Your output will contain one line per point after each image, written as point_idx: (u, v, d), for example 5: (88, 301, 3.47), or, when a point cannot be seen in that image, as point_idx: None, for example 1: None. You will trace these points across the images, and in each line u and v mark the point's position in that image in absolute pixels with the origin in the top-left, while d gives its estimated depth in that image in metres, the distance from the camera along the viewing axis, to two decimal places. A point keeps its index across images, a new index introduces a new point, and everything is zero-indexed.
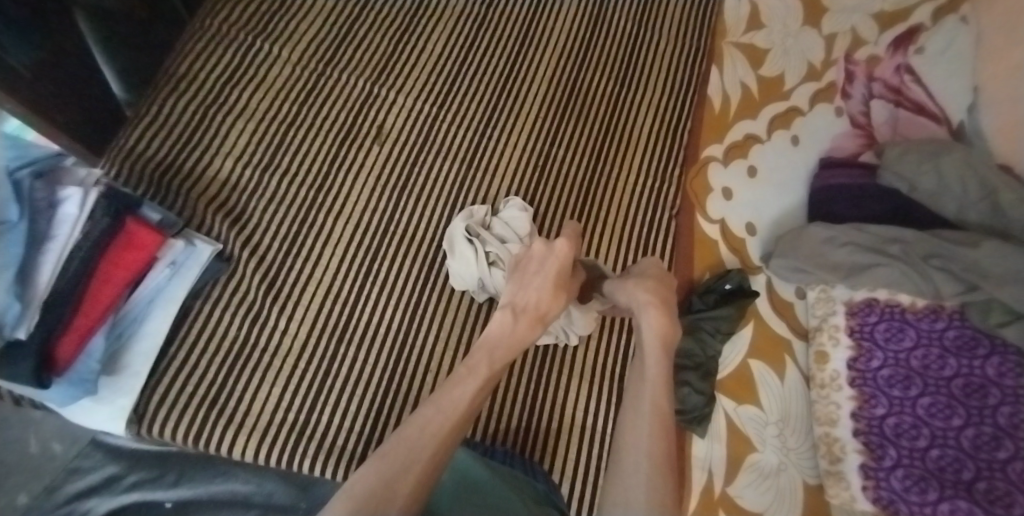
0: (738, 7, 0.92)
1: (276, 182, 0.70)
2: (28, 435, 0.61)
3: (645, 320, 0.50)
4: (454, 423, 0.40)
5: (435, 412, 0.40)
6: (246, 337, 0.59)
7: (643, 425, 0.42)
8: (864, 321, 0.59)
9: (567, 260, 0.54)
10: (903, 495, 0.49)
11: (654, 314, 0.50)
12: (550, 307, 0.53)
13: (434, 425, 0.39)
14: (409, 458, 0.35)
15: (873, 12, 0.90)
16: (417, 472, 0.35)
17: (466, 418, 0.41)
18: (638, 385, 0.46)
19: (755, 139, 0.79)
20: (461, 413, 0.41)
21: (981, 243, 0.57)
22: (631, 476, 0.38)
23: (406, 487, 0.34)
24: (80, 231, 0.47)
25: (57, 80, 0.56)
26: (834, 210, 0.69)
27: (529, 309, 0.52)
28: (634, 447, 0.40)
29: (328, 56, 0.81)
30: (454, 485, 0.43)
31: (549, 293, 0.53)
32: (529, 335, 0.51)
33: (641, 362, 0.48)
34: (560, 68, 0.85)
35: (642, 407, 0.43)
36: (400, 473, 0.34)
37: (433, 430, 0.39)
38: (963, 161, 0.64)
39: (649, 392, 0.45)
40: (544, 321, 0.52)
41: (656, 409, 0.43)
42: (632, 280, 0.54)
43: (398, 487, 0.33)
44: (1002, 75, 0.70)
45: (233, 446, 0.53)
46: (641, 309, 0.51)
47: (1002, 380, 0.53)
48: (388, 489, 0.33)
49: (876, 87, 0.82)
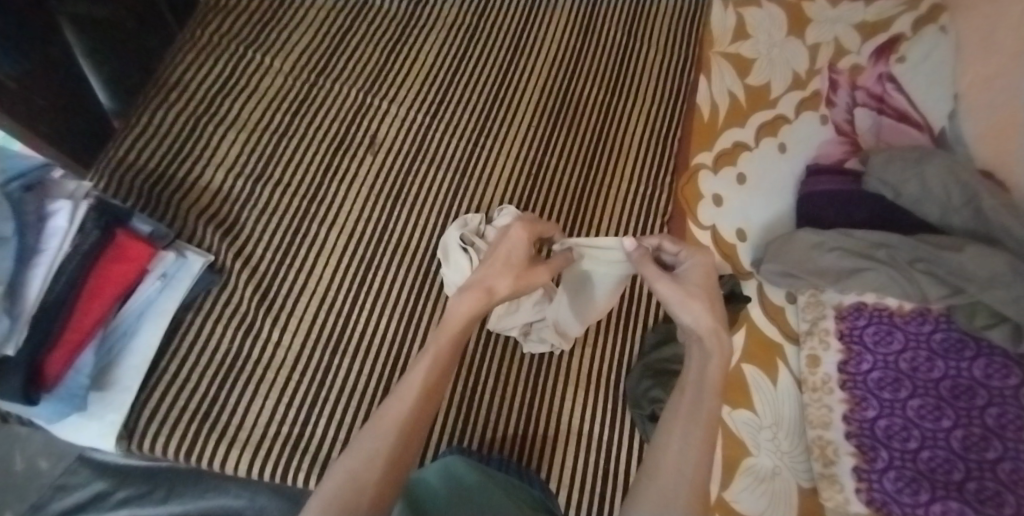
0: (725, 18, 0.93)
1: (268, 192, 0.70)
2: (13, 451, 0.60)
3: (710, 343, 0.43)
4: (414, 402, 0.37)
5: (396, 402, 0.38)
6: (238, 350, 0.59)
7: (688, 446, 0.37)
8: (854, 324, 0.61)
9: (523, 240, 0.53)
10: (896, 497, 0.50)
11: (720, 339, 0.44)
12: (498, 281, 0.47)
13: (393, 410, 0.37)
14: (371, 449, 0.34)
15: (855, 22, 0.92)
16: (380, 465, 0.33)
17: (430, 395, 0.39)
18: (692, 401, 0.40)
19: (744, 147, 0.80)
20: (420, 390, 0.38)
21: (965, 248, 0.58)
22: (666, 494, 0.34)
23: (370, 490, 0.31)
24: (70, 244, 0.47)
25: (44, 91, 0.56)
26: (822, 215, 0.70)
27: (478, 280, 0.47)
28: (670, 468, 0.36)
29: (320, 67, 0.81)
30: (443, 484, 0.43)
31: (497, 269, 0.49)
32: (476, 313, 0.45)
33: (700, 378, 0.42)
34: (552, 77, 0.86)
35: (694, 425, 0.38)
36: (363, 468, 0.32)
37: (396, 416, 0.36)
38: (945, 167, 0.65)
39: (701, 412, 0.39)
40: (492, 296, 0.46)
41: (706, 433, 0.38)
42: (700, 295, 0.46)
43: (364, 486, 0.31)
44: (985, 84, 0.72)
45: (224, 460, 0.52)
46: (706, 333, 0.44)
47: (989, 381, 0.54)
48: (356, 491, 0.31)
49: (859, 95, 0.83)
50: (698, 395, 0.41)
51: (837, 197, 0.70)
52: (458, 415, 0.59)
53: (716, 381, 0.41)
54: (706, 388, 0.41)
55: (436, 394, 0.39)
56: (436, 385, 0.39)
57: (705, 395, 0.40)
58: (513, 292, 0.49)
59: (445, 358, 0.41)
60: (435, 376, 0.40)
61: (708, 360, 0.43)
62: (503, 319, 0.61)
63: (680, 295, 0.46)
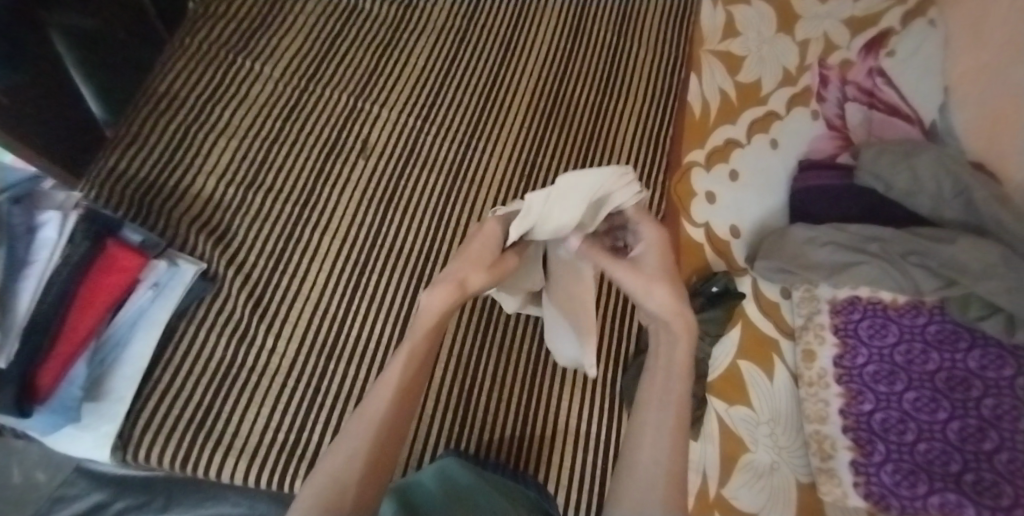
0: (714, 15, 0.93)
1: (260, 199, 0.69)
2: (11, 464, 0.60)
3: (676, 326, 0.43)
4: (391, 401, 0.38)
5: (374, 399, 0.38)
6: (233, 358, 0.58)
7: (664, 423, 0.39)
8: (849, 318, 0.61)
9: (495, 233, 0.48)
10: (894, 489, 0.50)
11: (686, 323, 0.43)
12: (473, 274, 0.44)
13: (371, 409, 0.38)
14: (351, 451, 0.35)
15: (843, 18, 0.92)
16: (361, 465, 0.34)
17: (408, 393, 0.39)
18: (662, 387, 0.41)
19: (735, 144, 0.80)
20: (398, 386, 0.39)
21: (957, 240, 0.59)
22: (645, 482, 0.36)
23: (353, 490, 0.33)
24: (60, 255, 0.47)
25: (35, 103, 0.56)
26: (814, 210, 0.70)
27: (449, 273, 0.44)
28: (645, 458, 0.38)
29: (311, 73, 0.81)
30: (438, 484, 0.42)
31: (470, 259, 0.45)
32: (446, 311, 0.43)
33: (669, 360, 0.43)
34: (543, 78, 0.86)
35: (666, 409, 0.40)
36: (345, 470, 0.34)
37: (373, 416, 0.37)
38: (936, 160, 0.66)
39: (669, 402, 0.40)
40: (465, 290, 0.44)
41: (676, 416, 0.39)
42: (659, 278, 0.45)
43: (347, 490, 0.33)
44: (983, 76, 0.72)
45: (220, 469, 0.52)
46: (671, 318, 0.43)
47: (984, 372, 0.54)
48: (338, 493, 0.32)
49: (849, 90, 0.84)
50: (666, 381, 0.42)
51: (828, 192, 0.70)
52: (455, 419, 0.59)
53: (683, 361, 0.42)
54: (673, 375, 0.42)
55: (415, 388, 0.40)
56: (413, 381, 0.40)
57: (672, 384, 0.41)
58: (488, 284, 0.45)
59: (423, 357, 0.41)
60: (412, 372, 0.40)
61: (675, 345, 0.43)
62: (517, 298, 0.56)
63: (641, 284, 0.45)
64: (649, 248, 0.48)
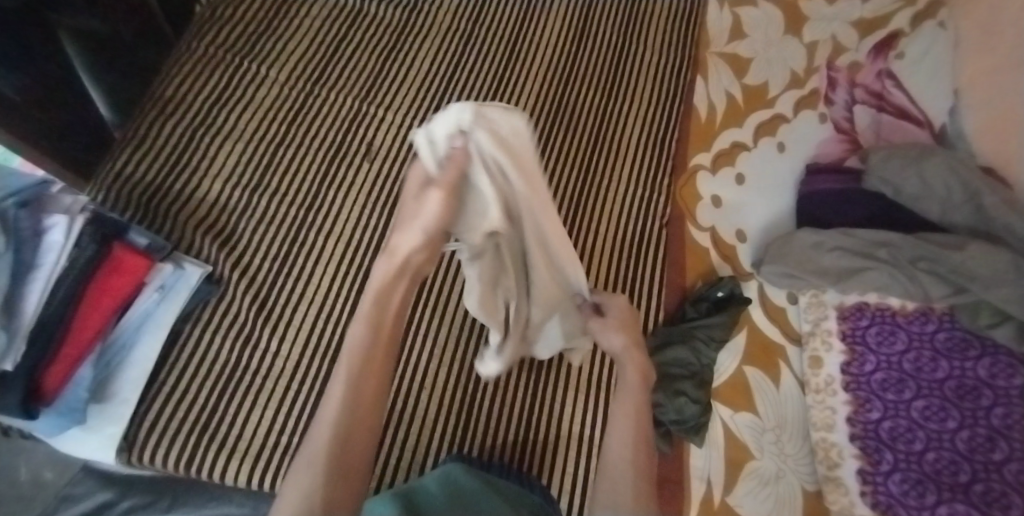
0: (721, 17, 0.93)
1: (265, 202, 0.70)
2: (20, 464, 0.60)
3: (624, 360, 0.49)
4: (344, 396, 0.39)
5: (329, 404, 0.39)
6: (238, 361, 0.58)
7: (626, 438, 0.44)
8: (857, 325, 0.60)
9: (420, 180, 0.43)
10: (902, 499, 0.50)
11: (634, 354, 0.50)
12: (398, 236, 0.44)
13: (327, 411, 0.38)
14: (313, 455, 0.35)
15: (852, 20, 0.91)
16: (323, 464, 0.34)
17: (363, 384, 0.40)
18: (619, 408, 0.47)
19: (741, 147, 0.80)
20: (347, 381, 0.39)
21: (967, 246, 0.58)
22: (617, 485, 0.41)
23: (320, 490, 0.33)
24: (66, 260, 0.47)
25: (44, 105, 0.57)
26: (822, 214, 0.69)
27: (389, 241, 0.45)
28: (616, 462, 0.43)
29: (316, 76, 0.81)
30: (440, 488, 0.42)
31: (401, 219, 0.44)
32: (393, 280, 0.44)
33: (623, 384, 0.49)
34: (547, 81, 0.86)
35: (627, 424, 0.45)
36: (309, 473, 0.34)
37: (330, 416, 0.38)
38: (946, 164, 0.65)
39: (627, 413, 0.46)
40: (399, 253, 0.44)
41: (637, 430, 0.45)
42: (611, 319, 0.51)
43: (314, 492, 0.33)
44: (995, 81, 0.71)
45: (223, 472, 0.52)
46: (621, 352, 0.50)
47: (993, 381, 0.54)
48: (306, 498, 0.32)
49: (858, 92, 0.83)
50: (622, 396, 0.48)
51: (836, 196, 0.69)
52: (458, 423, 0.59)
53: (636, 384, 0.48)
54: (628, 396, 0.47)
55: (369, 381, 0.40)
56: (365, 371, 0.40)
57: (626, 397, 0.47)
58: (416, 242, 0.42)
59: (366, 347, 0.41)
60: (360, 364, 0.40)
61: (624, 371, 0.49)
62: (482, 258, 0.43)
63: (599, 329, 0.51)
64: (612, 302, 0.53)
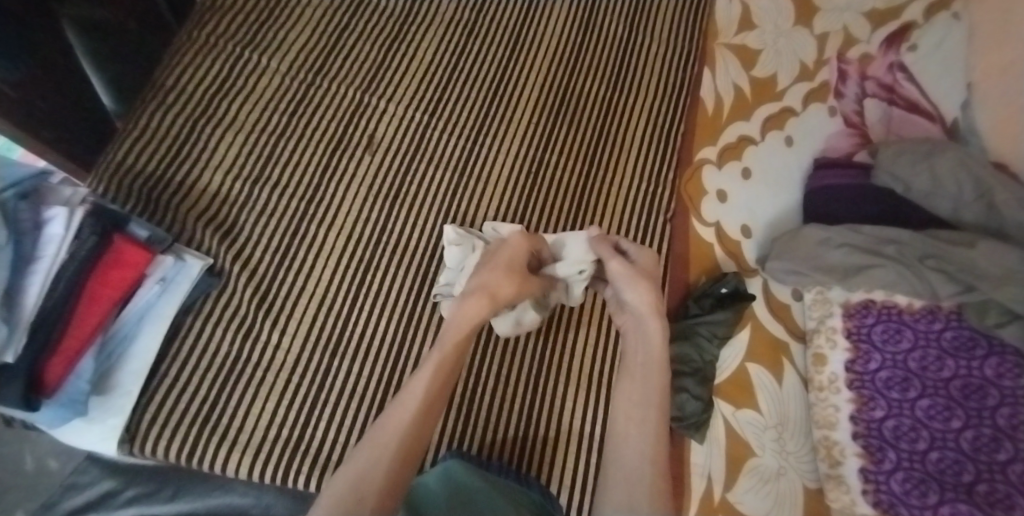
0: (730, 7, 0.91)
1: (266, 194, 0.69)
2: (24, 452, 0.61)
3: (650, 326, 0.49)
4: (416, 409, 0.40)
5: (398, 409, 0.40)
6: (238, 354, 0.58)
7: (646, 424, 0.44)
8: (862, 323, 0.59)
9: (521, 245, 0.55)
10: (904, 498, 0.49)
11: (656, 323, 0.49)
12: (502, 286, 0.50)
13: (394, 419, 0.39)
14: (372, 456, 0.36)
15: (865, 10, 0.89)
16: (382, 471, 0.35)
17: (434, 403, 0.41)
18: (641, 388, 0.46)
19: (749, 141, 0.79)
20: (423, 396, 0.41)
21: (977, 244, 0.57)
22: (635, 480, 0.40)
23: (374, 492, 0.34)
24: (66, 252, 0.47)
25: (45, 94, 0.56)
26: (829, 210, 0.68)
27: (481, 285, 0.49)
28: (633, 451, 0.42)
29: (318, 66, 0.80)
30: (442, 492, 0.42)
31: (500, 269, 0.51)
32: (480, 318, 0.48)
33: (645, 360, 0.48)
34: (552, 72, 0.84)
35: (647, 409, 0.45)
36: (367, 474, 0.35)
37: (396, 425, 0.39)
38: (957, 160, 0.64)
39: (651, 399, 0.45)
40: (496, 300, 0.49)
41: (657, 414, 0.44)
42: (641, 276, 0.52)
43: (367, 491, 0.34)
44: (1009, 74, 0.70)
45: (225, 463, 0.53)
46: (646, 317, 0.50)
47: (1000, 381, 0.53)
48: (358, 496, 0.33)
49: (869, 85, 0.82)
50: (646, 377, 0.47)
51: (844, 190, 0.68)
52: (458, 418, 0.58)
53: (659, 359, 0.48)
54: (651, 377, 0.47)
55: (438, 401, 0.42)
56: (439, 390, 0.42)
57: (651, 380, 0.46)
58: (514, 295, 0.51)
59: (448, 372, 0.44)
60: (438, 383, 0.43)
61: (650, 346, 0.48)
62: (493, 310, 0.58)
63: (626, 278, 0.52)
64: (637, 258, 0.55)
